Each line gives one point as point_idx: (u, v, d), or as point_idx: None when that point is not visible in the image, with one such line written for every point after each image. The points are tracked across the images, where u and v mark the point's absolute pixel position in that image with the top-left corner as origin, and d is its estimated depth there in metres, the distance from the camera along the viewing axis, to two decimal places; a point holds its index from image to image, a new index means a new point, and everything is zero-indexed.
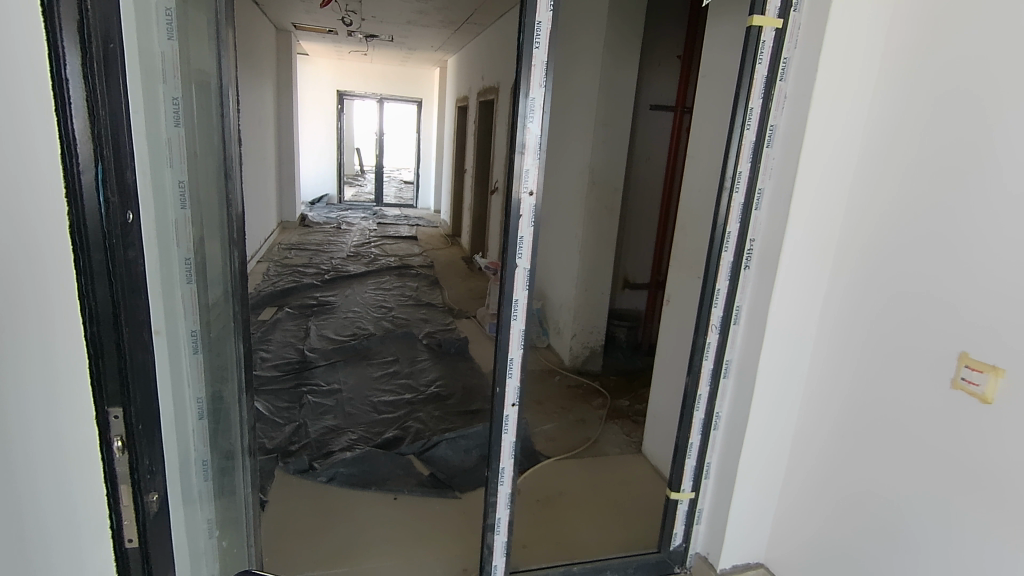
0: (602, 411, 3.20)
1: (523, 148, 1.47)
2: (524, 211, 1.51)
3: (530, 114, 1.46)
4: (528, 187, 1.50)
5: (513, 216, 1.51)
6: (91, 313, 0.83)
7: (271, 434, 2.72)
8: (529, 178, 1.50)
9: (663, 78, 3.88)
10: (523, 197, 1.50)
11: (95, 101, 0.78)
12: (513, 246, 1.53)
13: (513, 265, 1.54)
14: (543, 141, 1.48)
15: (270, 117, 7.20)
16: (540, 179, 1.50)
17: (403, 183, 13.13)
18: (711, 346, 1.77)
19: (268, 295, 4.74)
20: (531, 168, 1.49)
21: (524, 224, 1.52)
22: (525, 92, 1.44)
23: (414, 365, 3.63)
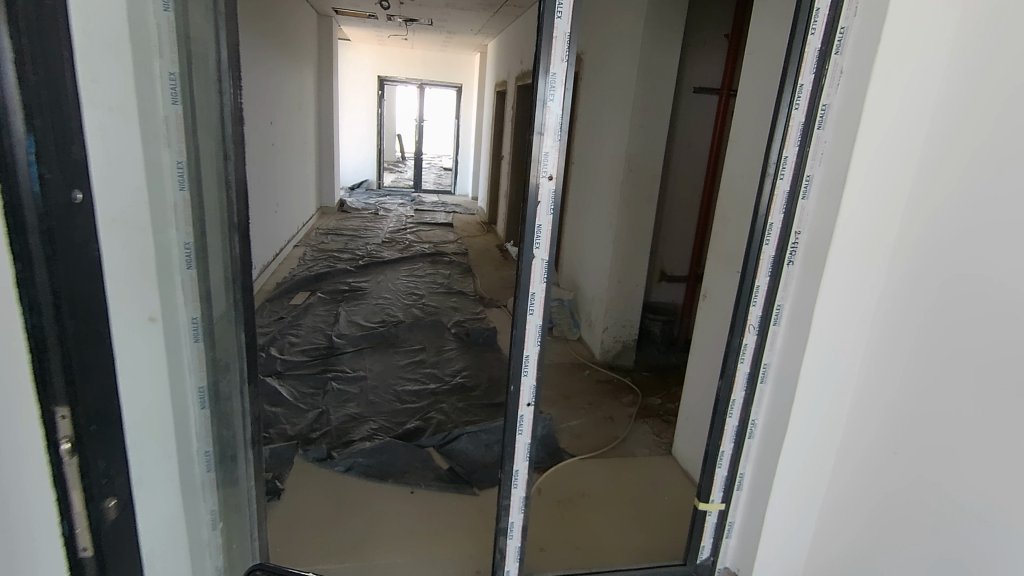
0: (632, 408, 3.07)
1: (543, 130, 1.36)
2: (542, 198, 1.40)
3: (552, 93, 1.34)
4: (546, 172, 1.38)
5: (530, 204, 1.40)
6: (29, 300, 0.69)
7: (293, 420, 2.71)
8: (549, 163, 1.38)
9: (708, 60, 3.67)
10: (542, 182, 1.39)
11: (24, 58, 0.64)
12: (532, 236, 1.42)
13: (530, 256, 1.43)
14: (566, 121, 1.37)
15: (310, 103, 7.25)
16: (560, 164, 1.39)
17: (442, 170, 13.15)
18: (748, 349, 1.62)
19: (301, 280, 4.77)
20: (551, 151, 1.37)
21: (542, 213, 1.40)
22: (545, 71, 1.32)
23: (441, 354, 3.58)
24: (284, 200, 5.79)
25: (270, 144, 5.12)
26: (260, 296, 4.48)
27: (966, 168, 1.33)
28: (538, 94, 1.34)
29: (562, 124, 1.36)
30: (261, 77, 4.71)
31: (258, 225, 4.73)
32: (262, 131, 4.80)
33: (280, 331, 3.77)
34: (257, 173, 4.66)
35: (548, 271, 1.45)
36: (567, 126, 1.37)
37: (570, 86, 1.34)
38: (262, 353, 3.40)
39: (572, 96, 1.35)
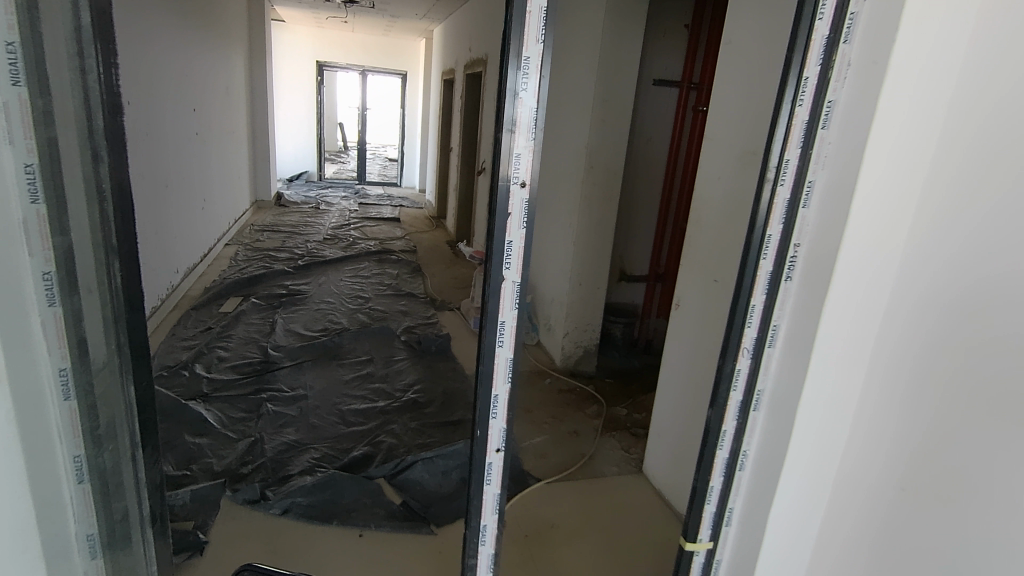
0: (597, 421, 2.89)
1: (514, 126, 1.12)
2: (512, 208, 1.16)
3: (524, 81, 1.10)
4: (518, 179, 1.14)
5: (500, 216, 1.16)
6: None
7: (220, 453, 2.37)
8: (520, 169, 1.14)
9: (669, 50, 3.50)
10: (513, 190, 1.15)
11: None
12: (501, 255, 1.17)
13: (498, 280, 1.19)
14: (540, 115, 1.13)
15: (241, 88, 6.67)
16: (534, 169, 1.15)
17: (387, 161, 12.64)
18: (741, 375, 1.44)
19: (233, 284, 4.34)
20: (524, 153, 1.13)
21: (513, 227, 1.16)
22: (516, 55, 1.08)
23: (390, 366, 3.29)
24: (213, 195, 5.28)
25: (195, 133, 4.59)
26: (184, 303, 4.03)
27: (974, 172, 1.25)
28: (507, 83, 1.09)
29: (537, 119, 1.12)
30: (182, 58, 4.20)
31: (184, 224, 4.25)
32: (185, 118, 4.29)
33: (208, 344, 3.37)
34: (180, 165, 4.15)
35: (520, 295, 1.21)
36: (542, 122, 1.13)
37: (546, 73, 1.10)
38: (185, 372, 3.00)
39: (548, 87, 1.12)
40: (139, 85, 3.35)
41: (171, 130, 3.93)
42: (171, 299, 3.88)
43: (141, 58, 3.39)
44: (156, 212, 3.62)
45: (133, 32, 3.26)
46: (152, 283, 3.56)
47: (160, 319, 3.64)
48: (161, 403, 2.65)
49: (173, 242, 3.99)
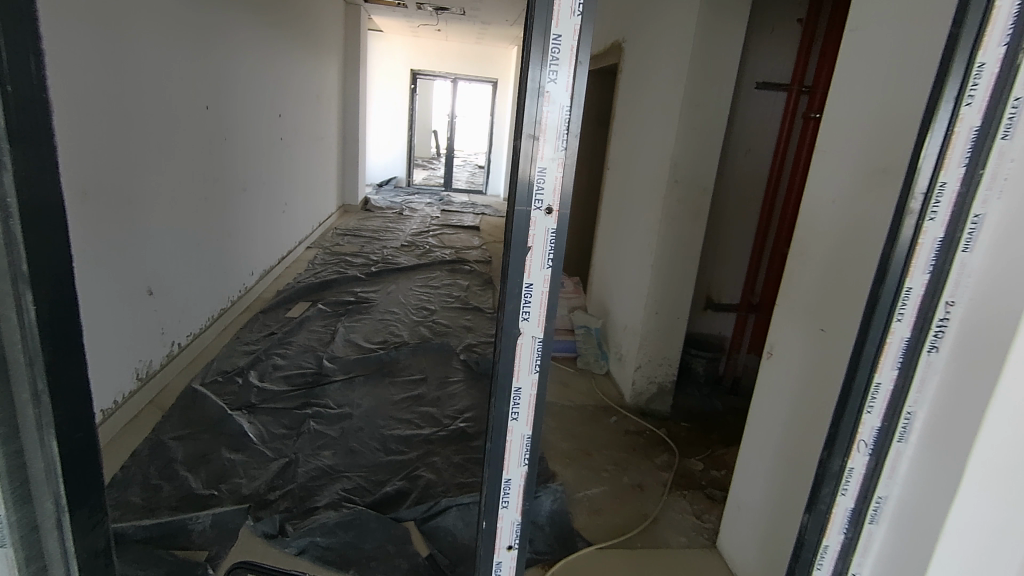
0: (666, 474, 2.49)
1: (537, 131, 0.84)
2: (534, 239, 0.87)
3: (554, 69, 0.81)
4: (542, 203, 0.86)
5: (516, 250, 0.87)
6: None
7: (252, 473, 2.25)
8: (543, 188, 0.85)
9: (775, 48, 3.04)
10: (534, 217, 0.86)
11: None
12: (518, 302, 0.89)
13: (513, 335, 0.90)
14: (575, 117, 0.84)
15: (334, 95, 6.85)
16: (564, 189, 0.86)
17: (476, 169, 12.71)
18: (853, 476, 1.05)
19: (304, 288, 4.34)
20: (550, 168, 0.85)
21: (534, 265, 0.87)
22: (543, 39, 0.80)
23: (443, 388, 3.07)
24: (297, 199, 5.40)
25: (280, 138, 4.67)
26: (255, 305, 4.06)
27: None
28: (528, 75, 0.82)
29: (571, 123, 0.84)
30: (270, 64, 4.27)
31: (262, 227, 4.31)
32: (270, 123, 4.35)
33: (267, 350, 3.32)
34: (262, 170, 4.21)
35: (543, 357, 0.92)
36: (576, 126, 0.85)
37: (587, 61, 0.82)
38: (238, 379, 2.95)
39: (587, 80, 0.83)
40: (222, 90, 3.39)
41: (254, 135, 3.99)
42: (242, 301, 3.91)
43: (226, 64, 3.43)
44: (232, 215, 3.66)
45: (218, 39, 3.30)
46: (225, 285, 3.59)
47: (229, 321, 3.67)
48: (208, 413, 2.60)
49: (249, 245, 4.04)
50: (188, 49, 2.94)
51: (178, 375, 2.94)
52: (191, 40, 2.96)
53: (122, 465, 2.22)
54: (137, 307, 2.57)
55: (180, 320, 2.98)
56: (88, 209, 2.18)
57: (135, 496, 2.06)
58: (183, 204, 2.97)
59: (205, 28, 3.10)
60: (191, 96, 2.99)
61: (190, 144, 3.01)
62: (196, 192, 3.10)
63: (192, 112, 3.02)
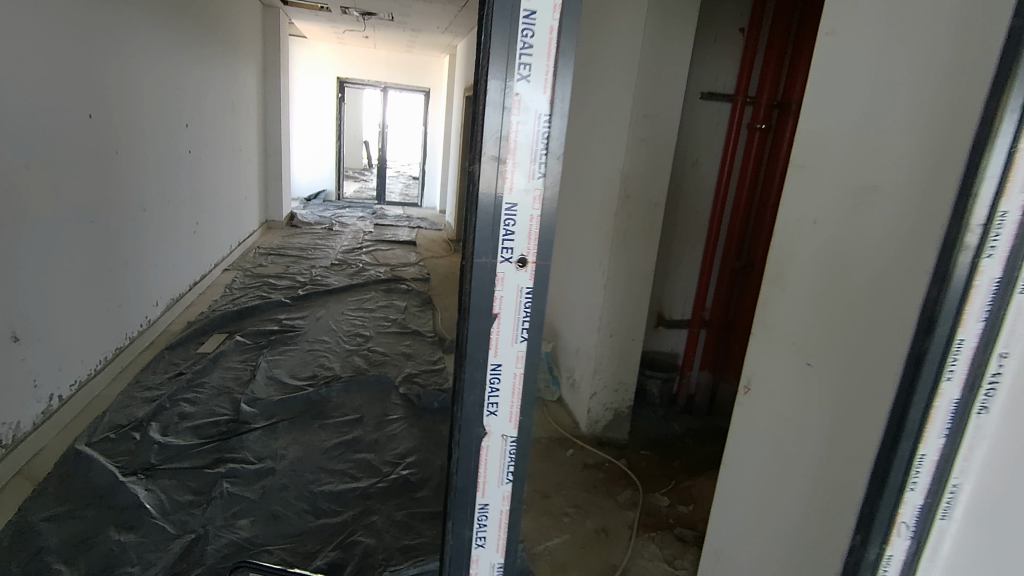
0: (631, 514, 2.29)
1: (503, 153, 0.68)
2: (502, 300, 0.70)
3: (523, 74, 0.66)
4: (513, 254, 0.70)
5: (475, 319, 0.71)
6: None
7: (148, 558, 1.86)
8: (513, 231, 0.69)
9: (720, 58, 2.96)
10: (501, 272, 0.70)
11: None
12: (482, 397, 0.73)
13: (476, 439, 0.74)
14: (555, 132, 0.68)
15: (252, 104, 6.32)
16: (542, 234, 0.70)
17: (410, 181, 12.31)
18: (892, 565, 0.86)
19: (218, 318, 3.87)
20: (522, 202, 0.69)
21: (500, 342, 0.71)
22: (508, 38, 0.65)
23: (381, 429, 2.73)
24: (212, 217, 4.89)
25: (188, 151, 4.17)
26: (160, 341, 3.56)
27: None
28: (488, 84, 0.66)
29: (551, 141, 0.68)
30: (175, 68, 3.80)
31: (168, 251, 3.81)
32: (175, 134, 3.87)
33: (172, 396, 2.86)
34: (165, 186, 3.72)
35: (517, 462, 0.76)
36: (555, 145, 0.68)
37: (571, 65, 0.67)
38: (136, 435, 2.50)
39: (568, 84, 0.67)
40: (113, 96, 2.93)
41: (154, 148, 3.51)
42: (144, 337, 3.41)
43: (118, 68, 2.96)
44: (128, 239, 3.17)
45: (108, 39, 2.84)
46: (120, 321, 3.10)
47: (128, 361, 3.18)
48: (95, 482, 2.17)
49: (152, 271, 3.55)
50: (70, 50, 2.49)
51: (57, 435, 2.46)
52: (73, 39, 2.51)
53: None
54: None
55: (60, 368, 2.50)
56: None
57: None
58: (65, 231, 2.50)
59: (90, 25, 2.65)
60: (74, 104, 2.54)
61: (73, 160, 2.56)
62: (80, 216, 2.63)
63: (76, 123, 2.57)
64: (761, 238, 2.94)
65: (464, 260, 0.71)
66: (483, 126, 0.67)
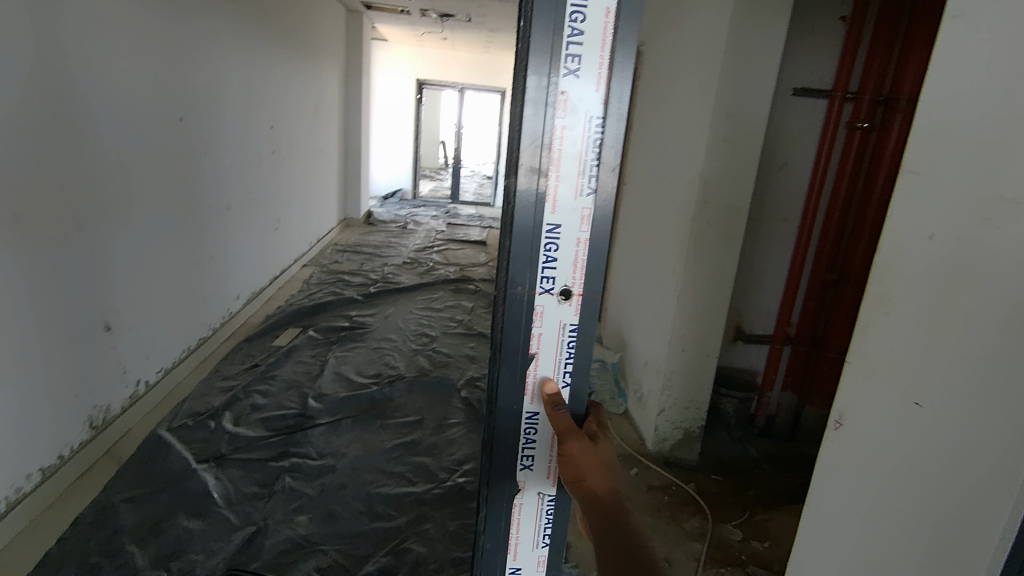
0: (699, 545, 2.13)
1: (544, 166, 0.70)
2: (542, 335, 0.75)
3: (567, 85, 0.68)
4: (554, 282, 0.74)
5: (511, 358, 0.76)
6: None
7: (212, 547, 1.92)
8: (555, 258, 0.73)
9: (816, 50, 2.70)
10: (542, 300, 0.74)
11: None
12: (516, 453, 0.80)
13: (510, 496, 0.82)
14: (603, 155, 0.71)
15: (334, 106, 6.55)
16: (584, 257, 0.74)
17: (484, 180, 12.40)
18: None
19: (293, 312, 4.02)
20: (568, 222, 0.72)
21: (536, 393, 0.77)
22: (550, 48, 0.67)
23: (441, 433, 2.71)
24: (293, 215, 5.10)
25: (272, 151, 4.37)
26: (240, 333, 3.74)
27: None
28: (528, 79, 0.68)
29: (602, 151, 0.70)
30: (261, 71, 3.97)
31: (250, 247, 4.00)
32: (261, 135, 4.05)
33: (245, 387, 2.98)
34: (249, 185, 3.90)
35: (552, 522, 0.84)
36: (604, 169, 0.71)
37: (622, 81, 0.69)
38: (211, 424, 2.62)
39: (620, 109, 0.70)
40: (202, 100, 3.08)
41: (241, 149, 3.69)
42: (225, 329, 3.59)
43: (207, 72, 3.12)
44: (213, 235, 3.35)
45: (198, 44, 2.99)
46: (204, 313, 3.27)
47: (209, 351, 3.35)
48: (171, 468, 2.28)
49: (235, 266, 3.73)
50: (162, 55, 2.63)
51: (143, 420, 2.61)
52: (165, 45, 2.65)
53: (60, 538, 1.90)
54: (91, 347, 2.25)
55: (147, 356, 2.66)
56: (25, 239, 1.87)
57: None
58: (154, 226, 2.65)
59: (181, 31, 2.79)
60: (165, 106, 2.69)
61: (163, 159, 2.71)
62: (168, 212, 2.78)
63: (167, 124, 2.72)
64: (858, 248, 2.67)
65: (498, 290, 0.76)
66: (523, 136, 0.70)
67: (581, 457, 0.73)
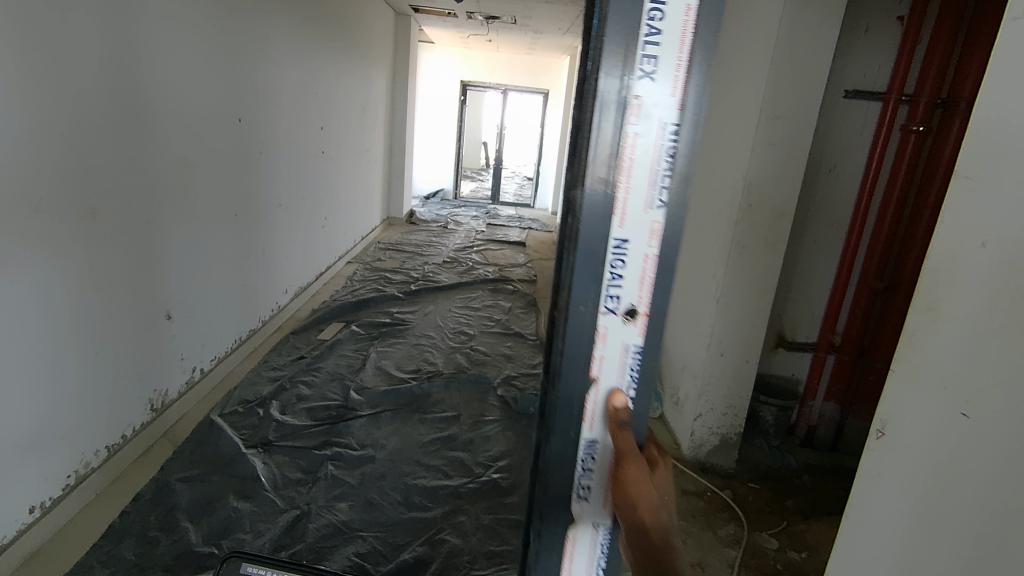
0: (733, 552, 2.11)
1: (612, 174, 0.59)
2: (604, 356, 0.63)
3: (643, 87, 0.57)
4: (622, 300, 0.61)
5: (569, 382, 0.64)
6: None
7: (259, 528, 2.03)
8: (620, 276, 0.61)
9: (870, 52, 2.63)
10: (605, 324, 0.62)
11: None
12: (571, 483, 0.67)
13: (561, 533, 0.69)
14: (678, 168, 0.59)
15: (380, 107, 6.72)
16: (652, 284, 0.61)
17: (525, 181, 12.47)
18: None
19: (338, 307, 4.15)
20: (637, 238, 0.60)
21: (596, 414, 0.64)
22: (624, 36, 0.56)
23: (477, 429, 2.76)
24: (340, 214, 5.27)
25: (322, 152, 4.53)
26: (288, 326, 3.90)
27: None
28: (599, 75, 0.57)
29: (676, 162, 0.59)
30: (314, 75, 4.13)
31: (299, 244, 4.16)
32: (312, 135, 4.21)
33: (292, 378, 3.11)
34: (300, 184, 4.06)
35: (608, 558, 0.71)
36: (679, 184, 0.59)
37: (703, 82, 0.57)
38: (259, 411, 2.74)
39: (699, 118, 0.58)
40: (259, 103, 3.24)
41: (293, 149, 3.84)
42: (274, 321, 3.75)
43: (264, 75, 3.26)
44: (265, 231, 3.50)
45: (257, 48, 3.14)
46: (255, 305, 3.43)
47: (259, 342, 3.51)
48: (222, 451, 2.40)
49: (284, 261, 3.89)
50: (224, 60, 2.78)
51: (197, 404, 2.76)
52: (227, 50, 2.79)
53: (122, 511, 2.04)
54: (153, 334, 2.39)
55: (203, 345, 2.81)
56: (100, 232, 2.02)
57: (128, 551, 1.87)
58: (212, 222, 2.80)
59: (242, 38, 2.94)
60: (225, 109, 2.84)
61: (222, 159, 2.86)
62: (225, 209, 2.93)
63: (226, 125, 2.87)
64: (910, 256, 2.57)
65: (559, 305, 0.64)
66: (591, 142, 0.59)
67: (636, 482, 0.61)
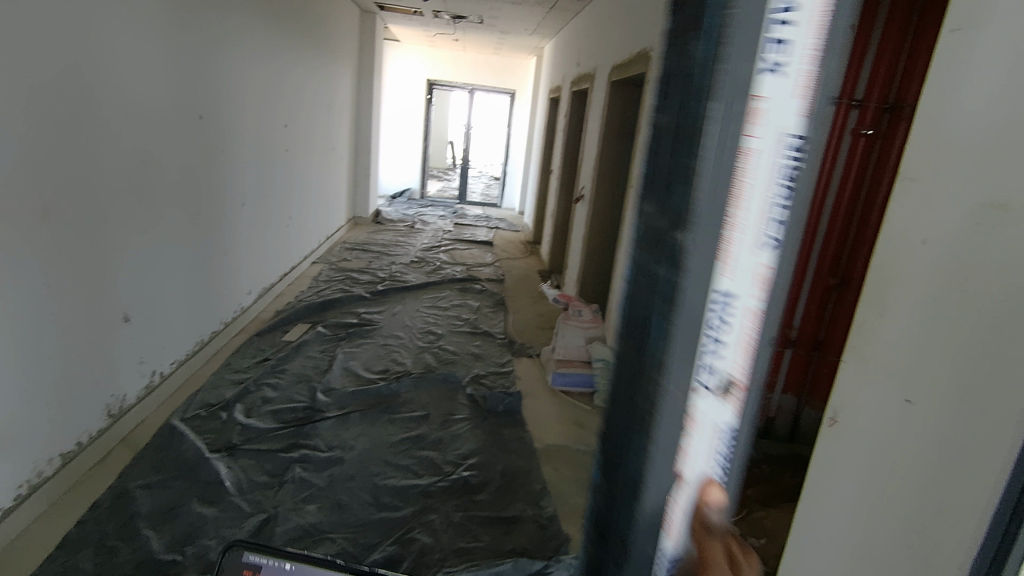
0: None
1: (708, 195, 0.38)
2: (690, 446, 0.42)
3: (766, 85, 0.35)
4: (721, 376, 0.40)
5: (637, 492, 0.44)
6: None
7: (225, 533, 1.99)
8: (717, 344, 0.39)
9: None
10: (693, 413, 0.41)
11: None
12: None
13: None
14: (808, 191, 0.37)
15: (346, 105, 6.64)
16: (757, 364, 0.40)
17: (492, 181, 12.49)
18: None
19: (303, 308, 4.09)
20: (740, 295, 0.38)
21: (675, 520, 0.43)
22: None
23: (447, 428, 2.77)
24: (305, 213, 5.18)
25: (286, 150, 4.45)
26: (251, 327, 3.82)
27: None
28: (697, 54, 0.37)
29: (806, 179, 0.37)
30: (277, 72, 4.05)
31: (263, 244, 4.08)
32: (276, 133, 4.13)
33: (256, 381, 3.05)
34: (263, 183, 3.98)
35: None
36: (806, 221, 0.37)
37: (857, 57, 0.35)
38: (222, 415, 2.69)
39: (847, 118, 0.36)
40: (221, 99, 3.16)
41: (256, 147, 3.77)
42: (237, 323, 3.66)
43: (226, 71, 3.19)
44: (228, 231, 3.42)
45: (219, 44, 3.06)
46: (217, 307, 3.35)
47: (221, 344, 3.43)
48: (185, 456, 2.35)
49: (247, 262, 3.81)
50: (184, 54, 2.71)
51: (156, 410, 2.68)
52: (187, 44, 2.72)
53: (79, 520, 1.97)
54: (111, 337, 2.32)
55: (163, 348, 2.74)
56: (53, 231, 1.95)
57: (86, 561, 1.81)
58: (172, 222, 2.73)
59: (202, 33, 2.86)
60: (186, 105, 2.77)
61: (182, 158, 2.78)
62: (186, 208, 2.86)
63: (187, 122, 2.80)
64: (860, 253, 2.70)
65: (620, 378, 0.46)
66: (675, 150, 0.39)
67: None
